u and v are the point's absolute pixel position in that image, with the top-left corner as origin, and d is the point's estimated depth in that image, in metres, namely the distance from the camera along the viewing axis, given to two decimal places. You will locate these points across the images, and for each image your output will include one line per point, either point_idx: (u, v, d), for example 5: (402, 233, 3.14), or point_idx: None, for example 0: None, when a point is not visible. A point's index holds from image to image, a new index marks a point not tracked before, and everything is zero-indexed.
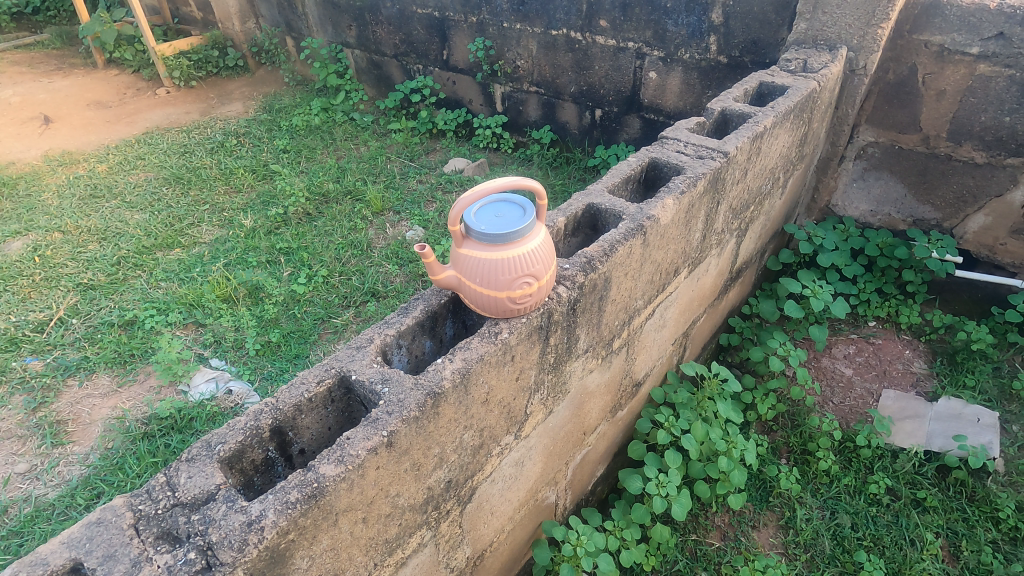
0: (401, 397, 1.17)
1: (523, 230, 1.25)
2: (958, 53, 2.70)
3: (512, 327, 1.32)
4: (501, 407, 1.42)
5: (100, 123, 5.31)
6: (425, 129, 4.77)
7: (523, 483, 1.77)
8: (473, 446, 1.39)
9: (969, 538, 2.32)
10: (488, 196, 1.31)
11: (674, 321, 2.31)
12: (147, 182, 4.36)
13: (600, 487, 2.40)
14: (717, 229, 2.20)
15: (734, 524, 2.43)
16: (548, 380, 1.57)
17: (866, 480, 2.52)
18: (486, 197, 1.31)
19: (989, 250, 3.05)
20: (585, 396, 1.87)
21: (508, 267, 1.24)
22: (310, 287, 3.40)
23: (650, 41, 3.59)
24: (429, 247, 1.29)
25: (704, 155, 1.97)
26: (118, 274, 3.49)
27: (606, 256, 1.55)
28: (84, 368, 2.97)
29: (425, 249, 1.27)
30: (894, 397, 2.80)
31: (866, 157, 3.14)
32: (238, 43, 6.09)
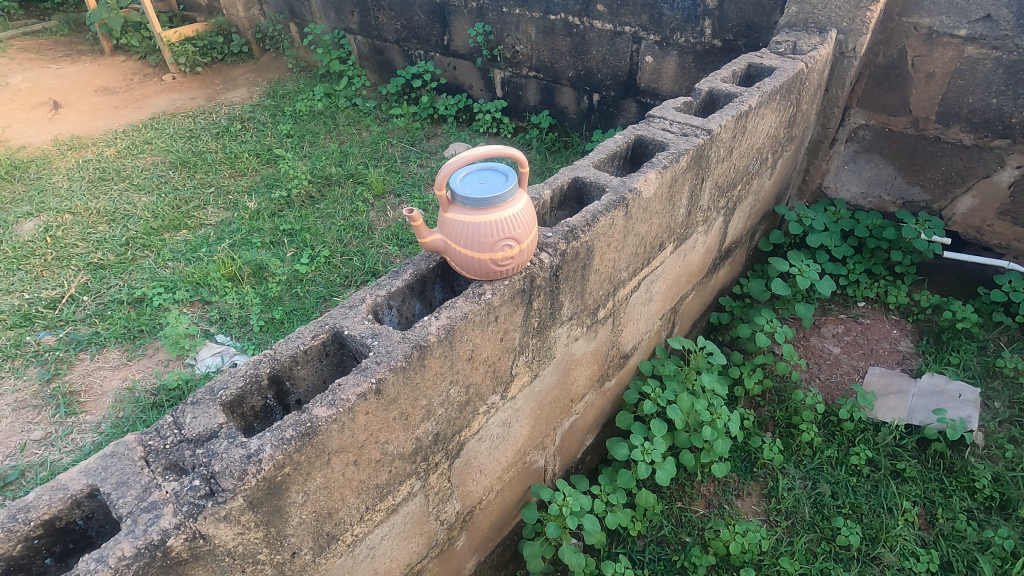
0: (389, 349, 1.26)
1: (505, 196, 1.32)
2: (947, 35, 2.74)
3: (495, 289, 1.41)
4: (486, 365, 1.50)
5: (107, 108, 5.40)
6: (426, 114, 4.86)
7: (511, 444, 1.87)
8: (460, 402, 1.49)
9: (945, 506, 2.40)
10: (473, 164, 1.38)
11: (661, 296, 2.39)
12: (154, 166, 4.46)
13: (589, 456, 2.51)
14: (703, 206, 2.28)
15: (718, 493, 2.52)
16: (533, 343, 1.66)
17: (848, 452, 2.60)
18: (471, 165, 1.38)
19: (977, 231, 3.10)
20: (572, 363, 1.95)
21: (491, 231, 1.31)
22: (312, 267, 3.49)
23: (646, 25, 3.64)
24: (417, 212, 1.36)
25: (688, 133, 2.03)
26: (127, 254, 3.61)
27: (588, 226, 1.63)
28: (95, 342, 3.09)
29: (413, 213, 1.35)
30: (879, 374, 2.88)
31: (857, 140, 3.19)
32: (242, 30, 6.18)
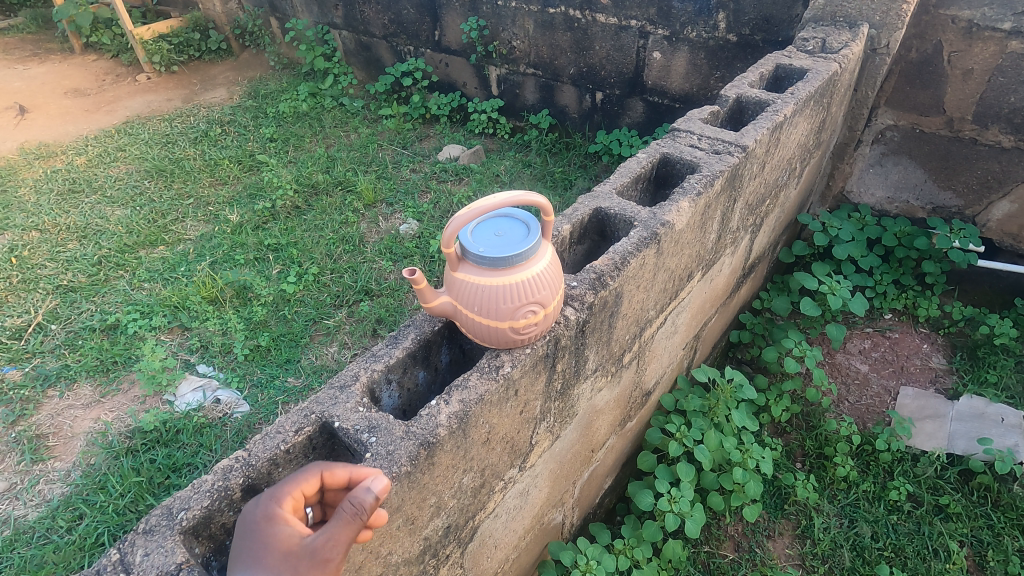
0: (390, 449, 1.02)
1: (527, 253, 1.08)
2: (988, 29, 2.51)
3: (515, 360, 1.17)
4: (503, 443, 1.28)
5: (78, 112, 5.08)
6: (417, 115, 4.58)
7: (529, 510, 1.65)
8: (474, 487, 1.26)
9: (996, 547, 2.21)
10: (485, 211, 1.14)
11: (686, 325, 2.17)
12: (128, 176, 4.16)
13: (608, 499, 2.30)
14: (732, 228, 2.05)
15: (748, 534, 2.33)
16: (555, 407, 1.43)
17: (886, 486, 2.41)
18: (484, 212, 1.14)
19: (1013, 238, 2.89)
20: (594, 414, 1.73)
21: (511, 295, 1.08)
22: (300, 286, 3.24)
23: (653, 18, 3.39)
24: (419, 271, 1.12)
25: (720, 150, 1.79)
26: (99, 274, 3.33)
27: (617, 270, 1.40)
28: (64, 377, 2.83)
29: (414, 274, 1.11)
30: (913, 396, 2.69)
31: (884, 141, 2.96)
32: (220, 26, 5.85)
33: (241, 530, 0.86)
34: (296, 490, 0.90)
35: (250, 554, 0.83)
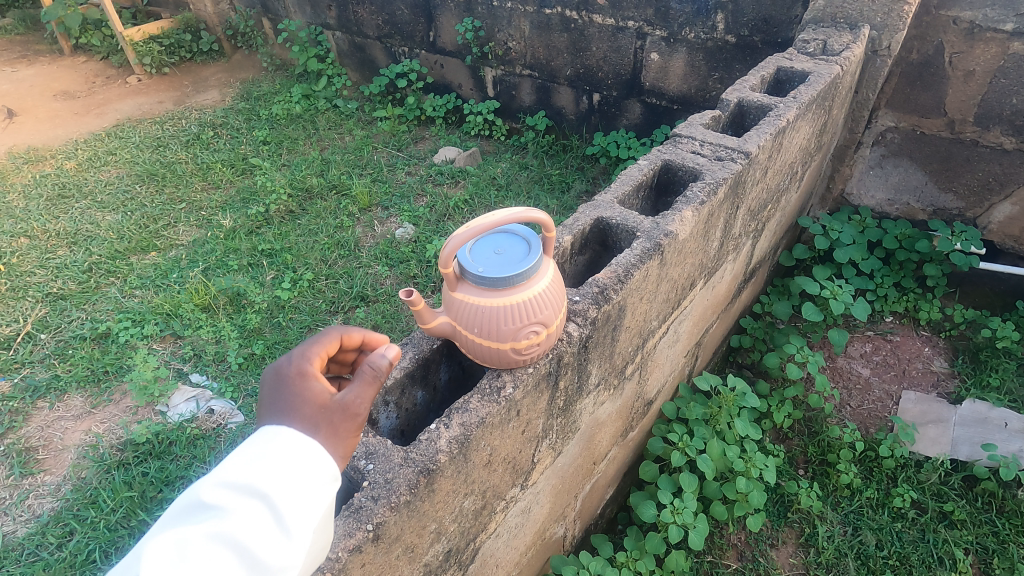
0: (389, 478, 0.98)
1: (528, 271, 1.05)
2: (990, 30, 2.48)
3: (517, 381, 1.13)
4: (505, 464, 1.24)
5: (68, 116, 5.00)
6: (412, 116, 4.53)
7: (530, 526, 1.61)
8: (475, 510, 1.22)
9: (1001, 554, 2.19)
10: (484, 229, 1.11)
11: (687, 333, 2.14)
12: (119, 180, 4.09)
13: (609, 509, 2.27)
14: (735, 234, 2.01)
15: (751, 543, 2.30)
16: (557, 424, 1.40)
17: (890, 493, 2.39)
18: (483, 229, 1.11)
19: (1014, 240, 2.87)
20: (596, 428, 1.69)
21: (513, 315, 1.04)
22: (295, 292, 3.18)
23: (651, 19, 3.35)
24: (416, 292, 1.08)
25: (722, 157, 1.76)
26: (90, 282, 3.27)
27: (620, 283, 1.36)
28: (54, 388, 2.77)
29: (412, 295, 1.06)
30: (915, 400, 2.67)
31: (884, 143, 2.94)
32: (212, 27, 5.78)
33: (266, 385, 0.90)
34: (320, 350, 0.96)
35: (281, 406, 0.88)
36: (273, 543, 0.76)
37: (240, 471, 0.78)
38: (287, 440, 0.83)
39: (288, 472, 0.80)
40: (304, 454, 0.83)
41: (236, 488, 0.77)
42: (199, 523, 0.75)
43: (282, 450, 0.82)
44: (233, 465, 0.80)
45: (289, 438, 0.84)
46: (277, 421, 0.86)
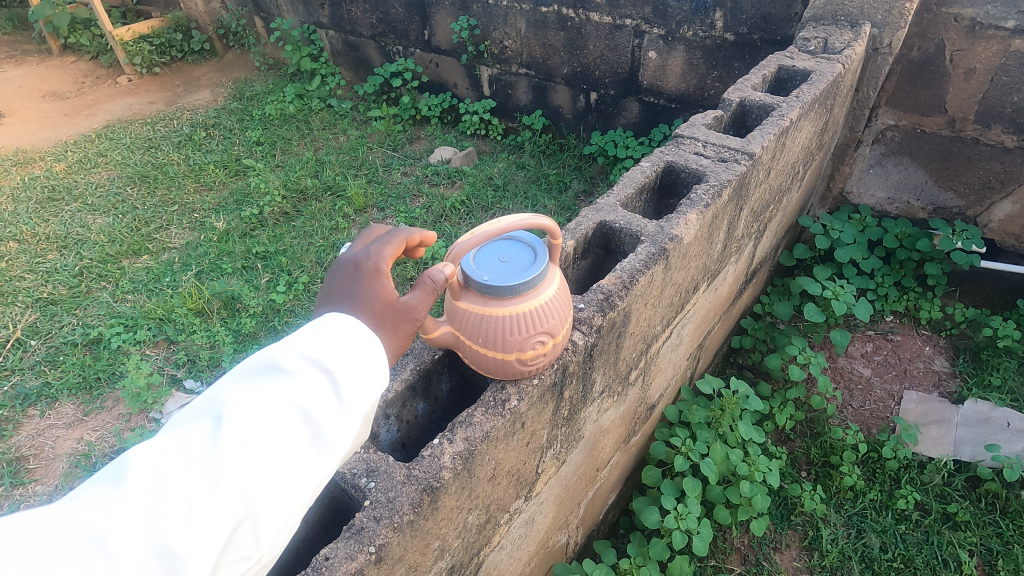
0: (391, 496, 0.95)
1: (534, 280, 1.02)
2: (991, 28, 2.46)
3: (522, 393, 1.10)
4: (509, 476, 1.21)
5: (57, 117, 4.93)
6: (407, 116, 4.49)
7: (534, 536, 1.58)
8: (479, 524, 1.19)
9: (1006, 555, 2.18)
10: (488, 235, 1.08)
11: (690, 336, 2.11)
12: (109, 182, 4.03)
13: (612, 513, 2.24)
14: (738, 236, 1.99)
15: (754, 546, 2.28)
16: (562, 433, 1.36)
17: (893, 495, 2.37)
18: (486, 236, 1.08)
19: (1015, 238, 2.86)
20: (600, 434, 1.66)
21: (518, 326, 1.02)
22: (290, 295, 3.12)
23: (649, 17, 3.31)
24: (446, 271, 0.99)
25: (726, 158, 1.73)
26: (81, 286, 3.21)
27: (625, 289, 1.33)
28: (45, 396, 2.72)
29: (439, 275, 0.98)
30: (917, 400, 2.65)
31: (884, 141, 2.92)
32: (203, 26, 5.70)
33: (340, 271, 0.95)
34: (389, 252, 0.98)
35: (348, 296, 0.93)
36: (336, 419, 0.80)
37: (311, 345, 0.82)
38: (354, 328, 0.87)
39: (355, 357, 0.84)
40: (366, 340, 0.87)
41: (311, 360, 0.81)
42: (274, 381, 0.79)
43: (351, 336, 0.87)
44: (308, 339, 0.83)
45: (354, 327, 0.88)
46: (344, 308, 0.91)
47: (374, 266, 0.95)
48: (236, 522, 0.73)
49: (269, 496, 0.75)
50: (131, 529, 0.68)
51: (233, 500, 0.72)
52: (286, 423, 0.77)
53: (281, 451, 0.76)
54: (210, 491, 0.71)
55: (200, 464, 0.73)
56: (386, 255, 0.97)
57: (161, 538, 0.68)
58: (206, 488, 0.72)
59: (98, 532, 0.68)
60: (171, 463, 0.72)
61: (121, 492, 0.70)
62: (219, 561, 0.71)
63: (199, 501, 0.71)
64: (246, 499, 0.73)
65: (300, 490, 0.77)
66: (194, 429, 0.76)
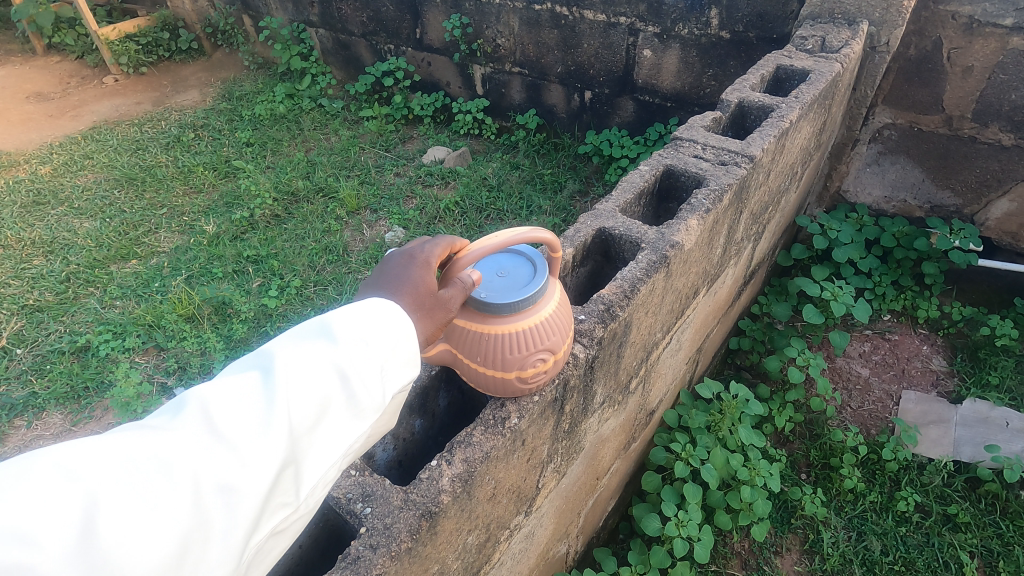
0: (388, 523, 0.92)
1: (534, 296, 1.00)
2: (989, 25, 2.45)
3: (522, 411, 1.07)
4: (510, 493, 1.18)
5: (42, 118, 4.83)
6: (400, 116, 4.43)
7: (535, 549, 1.54)
8: (479, 544, 1.15)
9: (1006, 557, 2.17)
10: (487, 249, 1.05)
11: (690, 340, 2.08)
12: (96, 185, 3.95)
13: (611, 519, 2.22)
14: (737, 239, 1.96)
15: (755, 551, 2.26)
16: (562, 446, 1.33)
17: (894, 497, 2.35)
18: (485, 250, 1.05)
19: (1012, 237, 2.85)
20: (600, 444, 1.63)
21: (518, 344, 1.00)
22: (282, 299, 3.06)
23: (643, 15, 3.28)
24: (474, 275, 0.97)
25: (726, 161, 1.70)
26: (68, 293, 3.15)
27: (626, 299, 1.30)
28: (32, 406, 2.66)
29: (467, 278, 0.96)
30: (916, 400, 2.64)
31: (881, 140, 2.90)
32: (190, 24, 5.61)
33: (394, 258, 0.96)
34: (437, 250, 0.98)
35: (394, 282, 0.92)
36: (372, 389, 0.83)
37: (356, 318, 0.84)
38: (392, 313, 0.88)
39: (394, 334, 0.86)
40: (402, 325, 0.87)
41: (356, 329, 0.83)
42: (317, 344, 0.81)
43: (389, 321, 0.86)
44: (348, 313, 0.86)
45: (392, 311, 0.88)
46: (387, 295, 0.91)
47: (425, 260, 0.95)
48: (282, 468, 0.74)
49: (309, 449, 0.78)
50: (188, 463, 0.68)
51: (283, 445, 0.74)
52: (331, 382, 0.79)
53: (324, 407, 0.79)
54: (260, 434, 0.73)
55: (253, 411, 0.74)
56: (436, 254, 0.97)
57: (219, 475, 0.69)
58: (258, 434, 0.73)
59: (155, 462, 0.67)
60: (222, 404, 0.73)
61: (176, 430, 0.70)
62: (265, 504, 0.72)
63: (252, 443, 0.72)
64: (290, 448, 0.75)
65: (338, 445, 0.80)
66: (242, 380, 0.77)
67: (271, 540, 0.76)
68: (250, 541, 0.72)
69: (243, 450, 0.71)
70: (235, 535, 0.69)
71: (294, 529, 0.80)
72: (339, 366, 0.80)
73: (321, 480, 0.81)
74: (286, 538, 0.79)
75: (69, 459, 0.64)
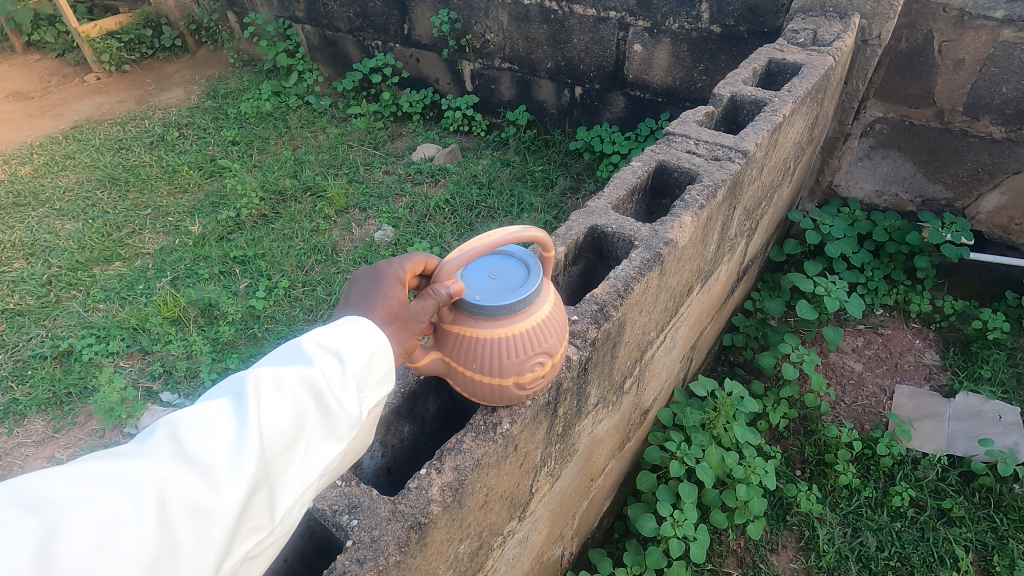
0: (376, 535, 0.89)
1: (528, 297, 0.96)
2: (980, 18, 2.43)
3: (514, 416, 1.04)
4: (503, 500, 1.14)
5: (22, 118, 4.73)
6: (388, 113, 4.38)
7: (529, 553, 1.51)
8: (471, 552, 1.12)
9: (1001, 550, 2.17)
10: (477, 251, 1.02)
11: (684, 338, 2.06)
12: (78, 185, 3.86)
13: (606, 520, 2.19)
14: (731, 235, 1.94)
15: (751, 548, 2.24)
16: (556, 450, 1.30)
17: (888, 492, 2.34)
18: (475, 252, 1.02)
19: (1003, 230, 2.85)
20: (594, 446, 1.60)
21: (515, 348, 0.96)
22: (270, 300, 3.01)
23: (633, 9, 3.25)
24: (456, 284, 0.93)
25: (720, 156, 1.67)
26: (49, 296, 3.07)
27: (620, 299, 1.26)
28: (13, 413, 2.59)
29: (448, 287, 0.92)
30: (909, 395, 2.63)
31: (873, 134, 2.89)
32: (173, 21, 5.50)
33: (362, 275, 0.92)
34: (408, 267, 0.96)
35: (363, 295, 0.89)
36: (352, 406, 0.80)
37: (334, 332, 0.82)
38: (366, 328, 0.84)
39: (374, 344, 0.84)
40: (372, 336, 0.84)
41: (335, 343, 0.80)
42: (294, 360, 0.79)
43: (362, 333, 0.83)
44: (326, 327, 0.83)
45: (366, 327, 0.84)
46: (357, 312, 0.86)
47: (396, 271, 0.93)
48: (256, 491, 0.71)
49: (286, 468, 0.74)
50: (156, 488, 0.64)
51: (258, 467, 0.70)
52: (309, 399, 0.76)
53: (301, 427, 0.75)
54: (234, 456, 0.69)
55: (225, 433, 0.70)
56: (405, 269, 0.95)
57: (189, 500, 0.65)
58: (231, 456, 0.69)
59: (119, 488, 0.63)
60: (193, 428, 0.69)
61: (142, 456, 0.67)
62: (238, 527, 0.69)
63: (224, 466, 0.68)
64: (266, 469, 0.72)
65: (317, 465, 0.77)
66: (214, 401, 0.73)
67: (246, 564, 0.73)
68: (222, 567, 0.68)
69: (214, 471, 0.68)
70: (204, 560, 0.65)
71: (270, 551, 0.76)
72: (316, 381, 0.77)
73: (299, 501, 0.78)
74: (262, 563, 0.76)
75: (27, 488, 0.61)
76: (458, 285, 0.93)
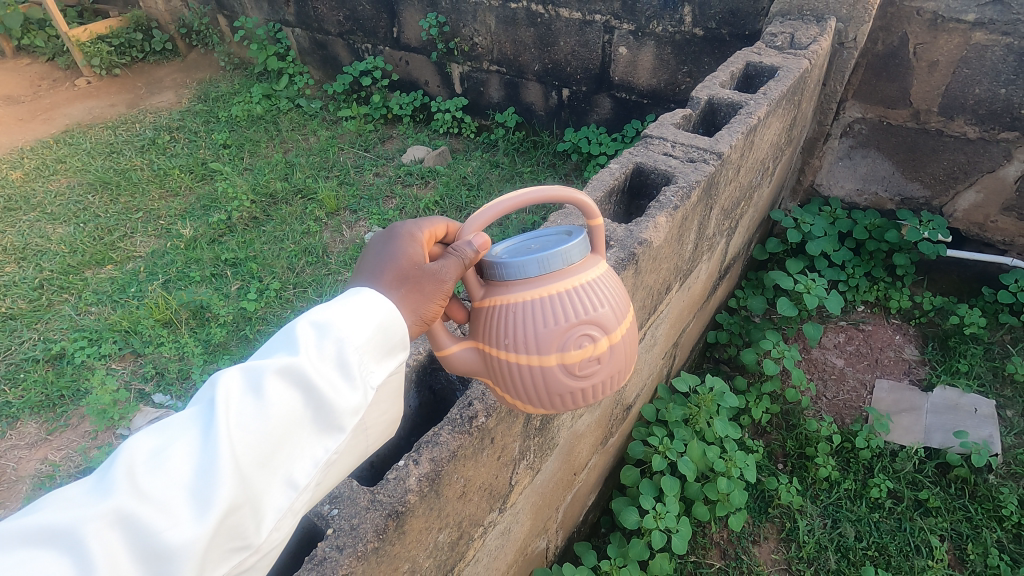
0: (355, 524, 0.94)
1: (563, 256, 0.99)
2: (953, 20, 2.50)
3: (490, 409, 1.09)
4: (481, 491, 1.19)
5: (12, 122, 4.74)
6: (378, 115, 4.42)
7: (512, 545, 1.56)
8: (451, 541, 1.16)
9: (975, 539, 2.23)
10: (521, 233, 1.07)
11: (665, 334, 2.11)
12: (69, 189, 3.88)
13: (591, 513, 2.24)
14: (709, 234, 1.99)
15: (734, 541, 2.29)
16: (534, 443, 1.35)
17: (867, 484, 2.40)
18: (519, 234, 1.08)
19: (980, 227, 2.92)
20: (575, 440, 1.65)
21: (553, 311, 0.97)
22: (261, 302, 3.04)
23: (618, 13, 3.30)
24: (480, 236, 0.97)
25: (695, 158, 1.72)
26: (41, 300, 3.09)
27: None
28: (7, 415, 2.62)
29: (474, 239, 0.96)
30: (888, 389, 2.69)
31: (852, 134, 2.95)
32: (164, 24, 5.52)
33: (378, 241, 0.97)
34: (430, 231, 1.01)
35: (378, 261, 0.94)
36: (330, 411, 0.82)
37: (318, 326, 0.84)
38: (373, 297, 0.89)
39: (366, 330, 0.85)
40: (379, 306, 0.88)
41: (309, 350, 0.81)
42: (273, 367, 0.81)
43: (369, 305, 0.87)
44: (309, 317, 0.85)
45: (373, 295, 0.89)
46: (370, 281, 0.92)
47: (409, 229, 0.97)
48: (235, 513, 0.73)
49: (267, 483, 0.77)
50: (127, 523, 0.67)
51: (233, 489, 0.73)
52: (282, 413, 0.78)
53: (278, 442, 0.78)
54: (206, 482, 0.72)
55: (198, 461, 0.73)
56: (420, 231, 0.99)
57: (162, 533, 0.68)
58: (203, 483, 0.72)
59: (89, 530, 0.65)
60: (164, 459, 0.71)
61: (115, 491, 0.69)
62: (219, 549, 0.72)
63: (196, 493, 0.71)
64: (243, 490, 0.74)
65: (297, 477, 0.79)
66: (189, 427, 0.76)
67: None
68: None
69: (192, 494, 0.71)
70: None
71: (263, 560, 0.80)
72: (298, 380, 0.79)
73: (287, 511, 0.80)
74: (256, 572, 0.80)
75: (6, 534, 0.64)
76: (481, 237, 0.96)
